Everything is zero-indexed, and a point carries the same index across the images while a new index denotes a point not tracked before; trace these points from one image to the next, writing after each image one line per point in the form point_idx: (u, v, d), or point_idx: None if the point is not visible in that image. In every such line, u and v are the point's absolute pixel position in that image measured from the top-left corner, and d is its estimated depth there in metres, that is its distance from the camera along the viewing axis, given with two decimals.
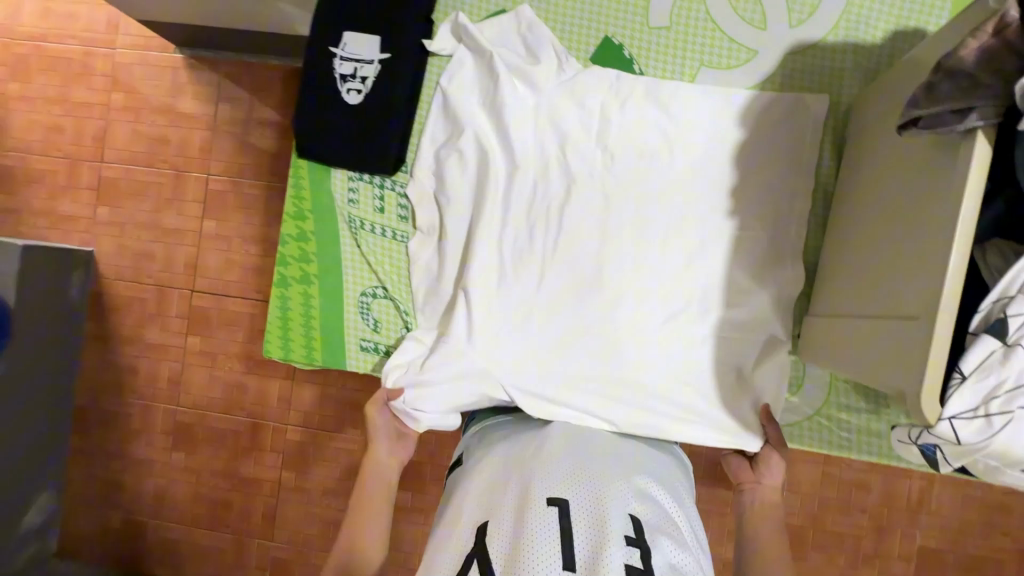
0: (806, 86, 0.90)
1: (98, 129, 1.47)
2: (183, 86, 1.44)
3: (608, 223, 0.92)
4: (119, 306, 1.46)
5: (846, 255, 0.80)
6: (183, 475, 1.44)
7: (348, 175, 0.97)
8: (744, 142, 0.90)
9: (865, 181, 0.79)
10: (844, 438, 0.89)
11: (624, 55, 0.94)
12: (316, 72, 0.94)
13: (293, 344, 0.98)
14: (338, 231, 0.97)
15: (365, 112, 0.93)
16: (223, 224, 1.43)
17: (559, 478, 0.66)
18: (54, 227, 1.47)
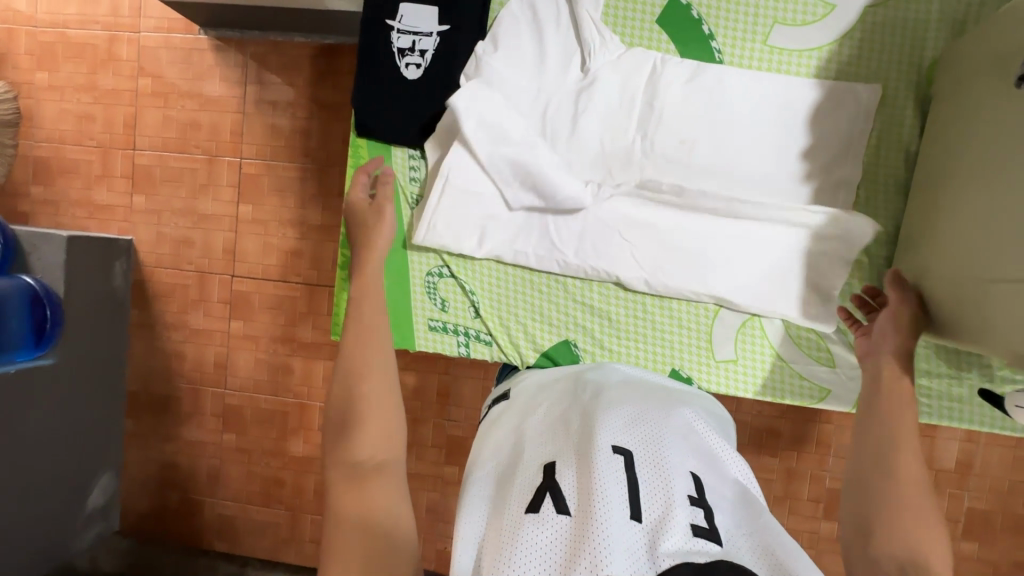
0: (889, 42, 0.85)
1: (128, 116, 1.46)
2: (210, 68, 1.42)
3: (662, 220, 0.90)
4: (162, 293, 1.48)
5: (931, 218, 0.78)
6: (235, 454, 1.48)
7: (408, 152, 0.95)
8: (824, 104, 0.86)
9: (952, 148, 0.76)
10: (924, 405, 0.87)
11: (692, 15, 0.88)
12: (372, 47, 0.91)
13: None
14: (401, 209, 0.96)
15: (424, 90, 0.91)
16: (259, 208, 1.43)
17: (621, 424, 0.64)
18: (93, 217, 1.48)
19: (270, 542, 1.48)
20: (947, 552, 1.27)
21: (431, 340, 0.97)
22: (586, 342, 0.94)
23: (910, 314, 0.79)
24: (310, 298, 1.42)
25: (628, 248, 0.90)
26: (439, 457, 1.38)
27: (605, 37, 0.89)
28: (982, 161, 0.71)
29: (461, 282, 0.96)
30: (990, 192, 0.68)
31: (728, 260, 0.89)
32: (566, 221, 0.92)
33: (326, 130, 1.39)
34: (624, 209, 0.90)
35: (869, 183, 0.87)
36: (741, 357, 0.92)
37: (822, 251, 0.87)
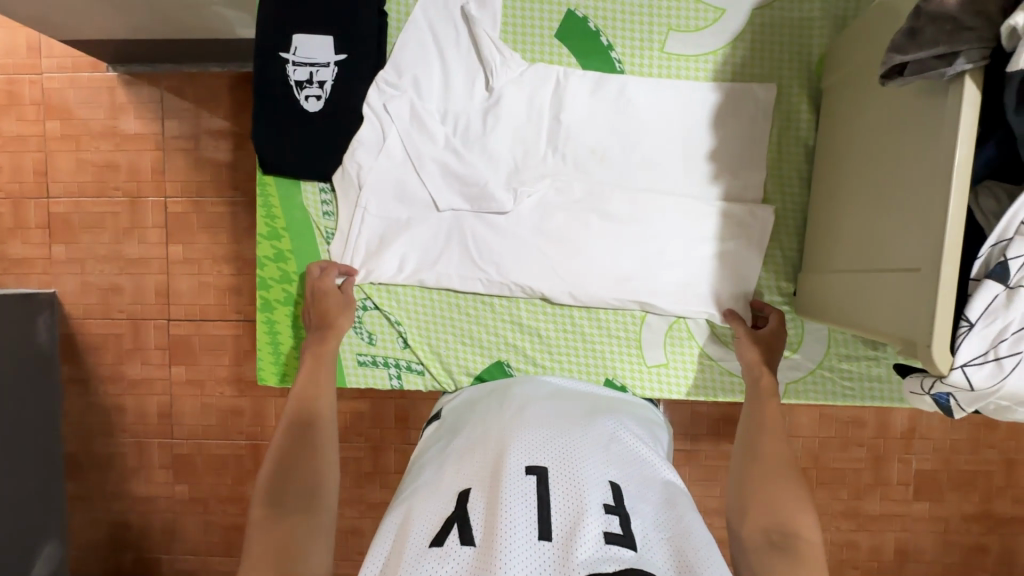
0: (778, 42, 0.88)
1: (38, 162, 1.37)
2: (122, 106, 1.36)
3: (581, 228, 0.90)
4: (93, 345, 1.40)
5: (831, 205, 0.81)
6: (190, 505, 1.41)
7: (319, 187, 0.93)
8: (725, 105, 0.88)
9: (843, 137, 0.79)
10: (846, 386, 0.91)
11: (590, 28, 0.89)
12: (270, 81, 0.88)
13: (288, 368, 0.95)
14: (317, 245, 0.93)
15: (333, 118, 0.89)
16: (190, 247, 1.37)
17: (537, 441, 0.64)
18: (9, 272, 1.39)
19: None
20: (901, 514, 1.33)
21: (361, 375, 0.95)
22: (518, 361, 0.93)
23: (819, 298, 0.81)
24: (253, 335, 1.37)
25: (549, 260, 0.91)
26: None
27: (506, 55, 0.89)
28: (867, 147, 0.74)
29: (385, 313, 0.94)
30: (877, 178, 0.71)
31: (648, 263, 0.90)
32: (486, 239, 0.91)
33: (253, 161, 1.35)
34: (543, 221, 0.91)
35: (776, 176, 0.90)
36: (671, 359, 0.93)
37: (733, 249, 0.89)
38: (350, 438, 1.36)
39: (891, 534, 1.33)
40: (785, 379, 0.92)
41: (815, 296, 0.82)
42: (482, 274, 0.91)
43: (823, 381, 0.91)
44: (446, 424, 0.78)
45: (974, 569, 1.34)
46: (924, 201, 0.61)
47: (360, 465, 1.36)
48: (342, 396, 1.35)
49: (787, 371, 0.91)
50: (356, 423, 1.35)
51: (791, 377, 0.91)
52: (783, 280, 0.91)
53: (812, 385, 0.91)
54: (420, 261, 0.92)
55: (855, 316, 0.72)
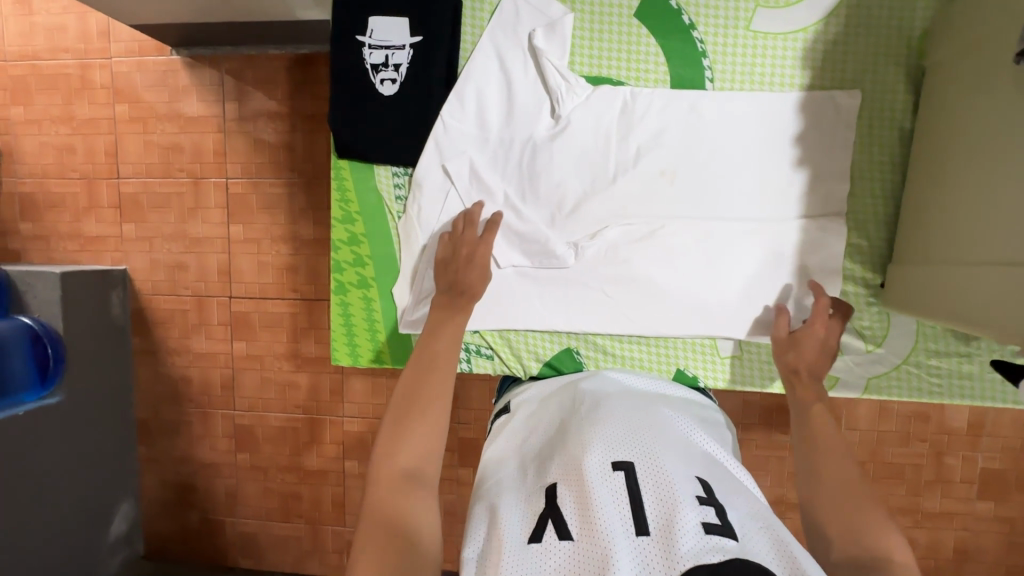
0: (877, 19, 0.81)
1: (109, 144, 1.44)
2: (186, 89, 1.40)
3: (648, 253, 0.87)
4: (161, 320, 1.48)
5: (929, 197, 0.76)
6: (251, 473, 1.49)
7: (392, 170, 0.92)
8: (816, 85, 0.84)
9: (947, 123, 0.74)
10: (933, 383, 0.86)
11: (670, 7, 0.84)
12: (346, 66, 0.87)
13: (361, 349, 0.96)
14: (389, 228, 0.93)
15: (403, 102, 0.88)
16: (250, 227, 1.41)
17: (618, 438, 0.64)
18: (85, 249, 1.47)
19: (293, 556, 1.50)
20: (964, 513, 1.28)
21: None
22: (588, 350, 0.91)
23: (911, 297, 0.77)
24: (309, 313, 1.41)
25: (614, 281, 0.88)
26: (452, 460, 1.39)
27: (572, 82, 0.86)
28: (970, 139, 0.69)
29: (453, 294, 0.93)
30: (981, 170, 0.67)
31: (720, 266, 0.86)
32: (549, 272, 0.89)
33: (309, 143, 1.37)
34: (610, 246, 0.88)
35: (866, 158, 0.84)
36: (744, 351, 0.89)
37: (821, 233, 0.85)
38: None
39: (951, 533, 1.29)
40: (869, 374, 0.88)
41: (906, 293, 0.78)
42: (546, 305, 0.90)
43: (908, 377, 0.86)
44: (518, 417, 0.79)
45: None
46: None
47: None
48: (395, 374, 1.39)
49: (871, 366, 0.87)
50: None
51: (875, 372, 0.87)
52: (868, 272, 0.86)
53: (896, 381, 0.87)
54: (485, 299, 0.91)
55: (957, 314, 0.68)
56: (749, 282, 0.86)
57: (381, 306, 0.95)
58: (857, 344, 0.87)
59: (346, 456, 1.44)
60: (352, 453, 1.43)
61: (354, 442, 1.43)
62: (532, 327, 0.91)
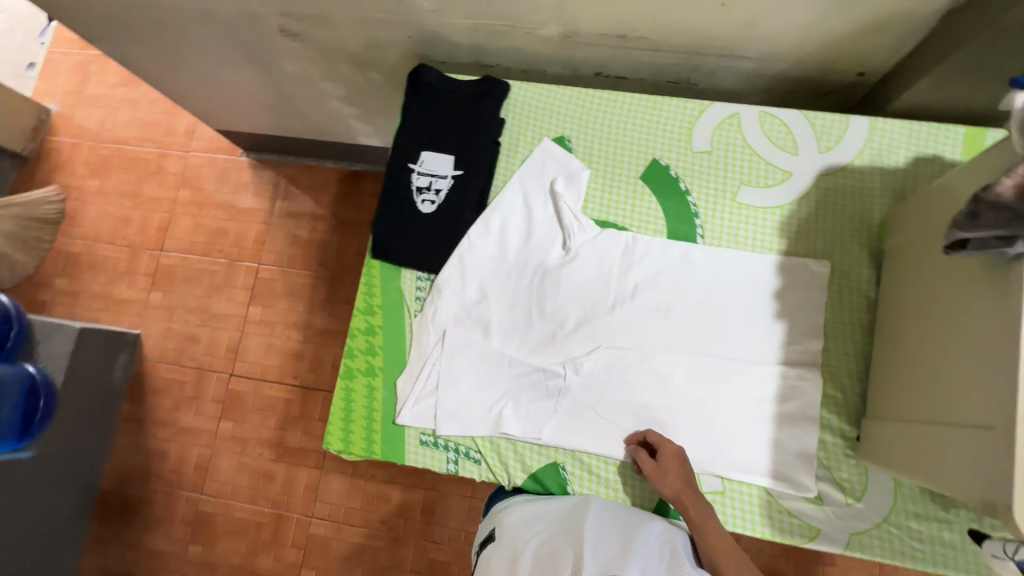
0: (843, 205, 0.86)
1: (163, 221, 1.59)
2: (245, 184, 1.58)
3: (633, 396, 0.84)
4: (157, 388, 1.49)
5: (895, 355, 0.75)
6: (198, 570, 1.37)
7: (416, 273, 0.93)
8: (791, 253, 0.86)
9: (908, 297, 0.75)
10: (916, 549, 0.77)
11: (670, 174, 0.90)
12: (393, 185, 0.92)
13: (353, 436, 0.88)
14: (406, 322, 0.92)
15: (438, 223, 0.91)
16: (268, 310, 1.49)
17: (606, 557, 0.67)
18: (107, 309, 1.54)
19: None
20: None
21: (421, 455, 0.87)
22: (574, 467, 0.84)
23: (879, 449, 0.74)
24: (303, 402, 1.42)
25: (603, 420, 0.84)
26: None
27: (584, 222, 0.89)
28: (936, 303, 0.69)
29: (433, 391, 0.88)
30: (946, 332, 0.66)
31: (694, 417, 0.82)
32: (551, 393, 0.85)
33: (341, 244, 1.51)
34: (604, 381, 0.85)
35: (839, 300, 0.84)
36: (727, 488, 0.81)
37: (799, 379, 0.81)
38: (374, 524, 1.33)
39: None
40: (849, 530, 0.78)
41: (879, 444, 0.74)
42: (538, 426, 0.84)
43: (890, 540, 0.77)
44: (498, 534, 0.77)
45: None
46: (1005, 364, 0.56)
47: (377, 555, 1.31)
48: (376, 477, 1.35)
49: (850, 521, 0.78)
50: (381, 508, 1.33)
51: (855, 529, 0.78)
52: (845, 423, 0.81)
53: (879, 542, 0.77)
54: (462, 415, 0.85)
55: (937, 476, 0.62)
56: (742, 432, 0.81)
57: (383, 396, 0.89)
58: (837, 496, 0.79)
59: (304, 564, 1.33)
60: (311, 562, 1.33)
61: (316, 548, 1.34)
62: (528, 439, 0.84)
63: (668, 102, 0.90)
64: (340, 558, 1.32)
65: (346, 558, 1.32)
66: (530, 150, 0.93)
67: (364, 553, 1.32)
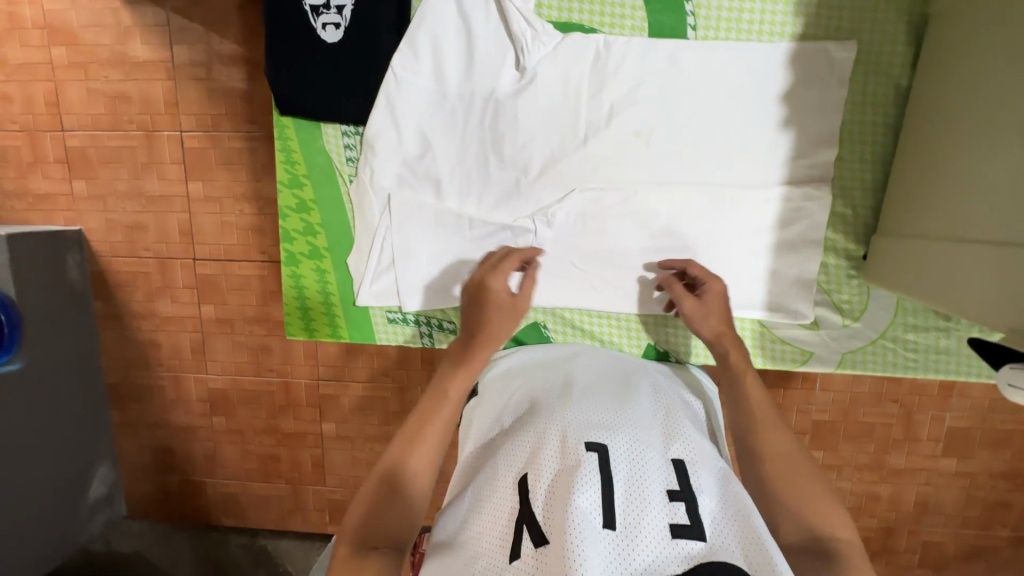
0: None
1: (49, 93, 1.32)
2: (129, 29, 1.27)
3: (606, 198, 0.96)
4: (122, 283, 1.40)
5: (922, 176, 0.85)
6: (228, 436, 1.47)
7: (340, 131, 0.98)
8: (808, 36, 0.91)
9: (939, 117, 0.83)
10: (910, 357, 0.99)
11: None
12: (286, 7, 0.91)
13: (317, 324, 1.06)
14: (340, 198, 1.01)
15: (353, 43, 0.93)
16: (210, 185, 1.33)
17: (593, 419, 0.76)
18: (33, 208, 1.38)
19: (275, 513, 1.52)
20: (928, 469, 1.32)
21: (389, 332, 1.06)
22: (555, 324, 1.03)
23: (891, 263, 0.89)
24: (278, 277, 1.36)
25: (575, 227, 0.97)
26: None
27: (538, 31, 0.91)
28: (961, 134, 0.79)
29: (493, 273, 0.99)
30: (984, 153, 0.76)
31: (674, 210, 0.96)
32: (520, 241, 0.98)
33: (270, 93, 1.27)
34: (593, 192, 0.96)
35: (856, 119, 0.93)
36: None
37: (803, 201, 0.94)
38: (379, 377, 1.38)
39: (914, 488, 1.33)
40: (847, 347, 1.00)
41: (892, 260, 0.89)
42: (514, 283, 0.99)
43: (882, 351, 0.99)
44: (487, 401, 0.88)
45: (994, 525, 1.34)
46: (964, 200, 0.78)
47: (388, 402, 1.40)
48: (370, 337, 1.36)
49: (850, 339, 1.00)
50: (382, 363, 1.37)
51: (853, 345, 1.00)
52: (852, 245, 0.97)
53: (872, 354, 0.99)
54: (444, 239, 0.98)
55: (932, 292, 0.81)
56: (658, 247, 0.97)
57: (335, 277, 1.04)
58: (836, 318, 0.99)
59: (323, 419, 1.43)
60: (328, 417, 1.42)
61: (331, 404, 1.42)
62: (504, 297, 1.00)
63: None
64: (355, 409, 1.41)
65: (360, 408, 1.41)
66: None
67: (375, 403, 1.40)
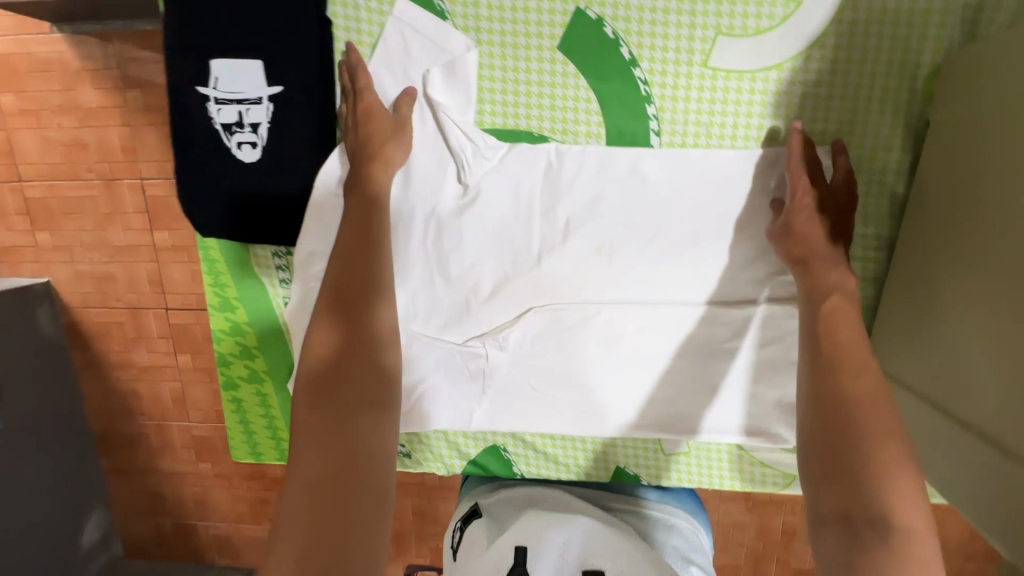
0: (860, 62, 0.84)
1: (3, 143, 1.25)
2: (78, 74, 1.20)
3: (567, 319, 0.94)
4: (96, 334, 1.37)
5: (924, 320, 0.85)
6: (216, 481, 1.46)
7: (270, 252, 0.99)
8: (794, 131, 0.88)
9: (935, 259, 0.82)
10: None
11: (608, 36, 0.87)
12: (199, 123, 0.91)
13: (259, 440, 1.09)
14: (275, 318, 1.02)
15: (271, 157, 0.92)
16: (176, 233, 1.27)
17: (593, 548, 0.77)
18: (0, 260, 1.34)
19: None
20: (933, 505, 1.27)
21: None
22: (515, 446, 1.04)
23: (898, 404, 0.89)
24: None
25: (536, 353, 0.96)
26: None
27: (477, 143, 0.90)
28: (959, 301, 0.77)
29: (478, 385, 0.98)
30: (978, 326, 0.74)
31: (639, 330, 0.94)
32: (472, 364, 0.96)
33: None
34: (564, 324, 0.95)
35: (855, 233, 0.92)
36: (691, 449, 1.01)
37: (745, 322, 0.92)
38: None
39: None
40: None
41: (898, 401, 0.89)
42: (471, 408, 0.97)
43: None
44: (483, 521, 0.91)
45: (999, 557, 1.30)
46: (958, 368, 0.77)
47: None
48: None
49: None
50: None
51: None
52: None
53: None
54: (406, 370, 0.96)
55: (945, 458, 0.81)
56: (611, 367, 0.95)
57: (277, 396, 1.06)
58: None
59: None
60: None
61: None
62: (460, 420, 0.98)
63: (601, 20, 0.86)
64: None
65: None
66: (381, 26, 0.90)
67: None
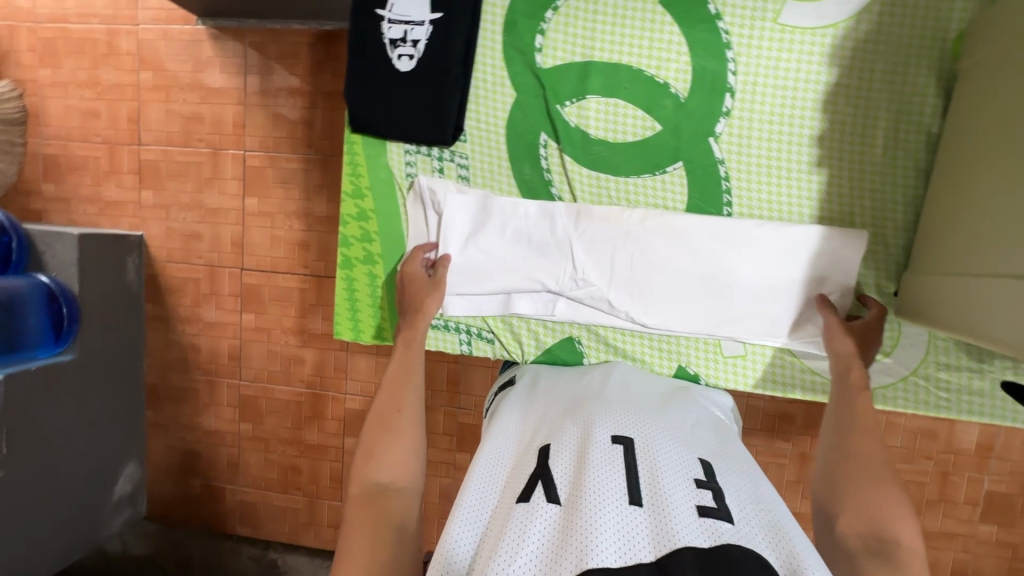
0: (911, 9, 0.92)
1: (132, 111, 1.45)
2: (210, 60, 1.41)
3: (622, 236, 1.03)
4: (174, 288, 1.49)
5: (954, 206, 0.87)
6: (252, 443, 1.51)
7: (403, 149, 1.09)
8: (840, 79, 0.95)
9: (967, 147, 0.86)
10: (942, 398, 1.01)
11: None
12: (368, 38, 1.03)
13: (361, 326, 1.16)
14: (396, 206, 1.12)
15: (426, 72, 1.02)
16: (265, 201, 1.42)
17: (621, 420, 0.76)
18: (103, 213, 1.50)
19: (289, 526, 1.53)
20: (964, 535, 1.25)
21: (437, 338, 1.14)
22: (588, 339, 1.09)
23: (923, 303, 0.90)
24: (318, 290, 1.43)
25: (614, 262, 1.04)
26: (451, 444, 1.40)
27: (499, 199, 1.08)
28: (990, 179, 0.80)
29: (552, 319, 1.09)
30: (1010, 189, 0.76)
31: (696, 258, 1.01)
32: (558, 265, 1.05)
33: (328, 120, 1.37)
34: (628, 242, 1.03)
35: (888, 162, 0.97)
36: (748, 352, 1.05)
37: (832, 237, 0.98)
38: None
39: (950, 554, 1.27)
40: (878, 383, 1.03)
41: (922, 298, 0.91)
42: (551, 306, 1.07)
43: (914, 389, 1.01)
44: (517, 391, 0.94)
45: None
46: (985, 245, 0.79)
47: None
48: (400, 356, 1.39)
49: (883, 375, 1.02)
50: None
51: (883, 381, 1.02)
52: (882, 280, 1.00)
53: (902, 392, 1.02)
54: (497, 275, 1.07)
55: (953, 317, 0.83)
56: (679, 268, 1.02)
57: (383, 283, 1.13)
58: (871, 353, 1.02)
59: (346, 432, 1.45)
60: (351, 431, 1.45)
61: (355, 419, 1.45)
62: (541, 315, 1.08)
63: None
64: None
65: None
66: None
67: None
